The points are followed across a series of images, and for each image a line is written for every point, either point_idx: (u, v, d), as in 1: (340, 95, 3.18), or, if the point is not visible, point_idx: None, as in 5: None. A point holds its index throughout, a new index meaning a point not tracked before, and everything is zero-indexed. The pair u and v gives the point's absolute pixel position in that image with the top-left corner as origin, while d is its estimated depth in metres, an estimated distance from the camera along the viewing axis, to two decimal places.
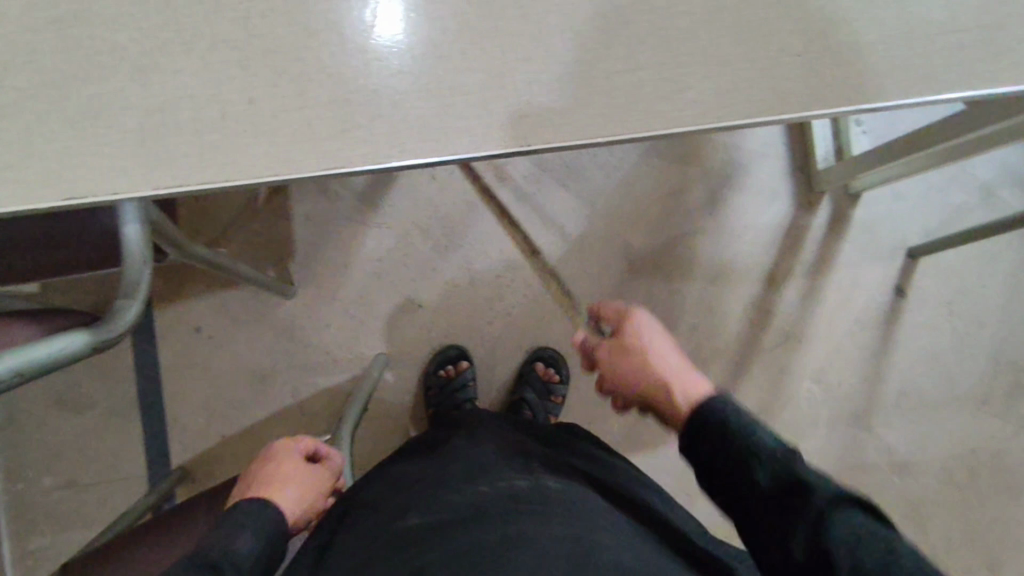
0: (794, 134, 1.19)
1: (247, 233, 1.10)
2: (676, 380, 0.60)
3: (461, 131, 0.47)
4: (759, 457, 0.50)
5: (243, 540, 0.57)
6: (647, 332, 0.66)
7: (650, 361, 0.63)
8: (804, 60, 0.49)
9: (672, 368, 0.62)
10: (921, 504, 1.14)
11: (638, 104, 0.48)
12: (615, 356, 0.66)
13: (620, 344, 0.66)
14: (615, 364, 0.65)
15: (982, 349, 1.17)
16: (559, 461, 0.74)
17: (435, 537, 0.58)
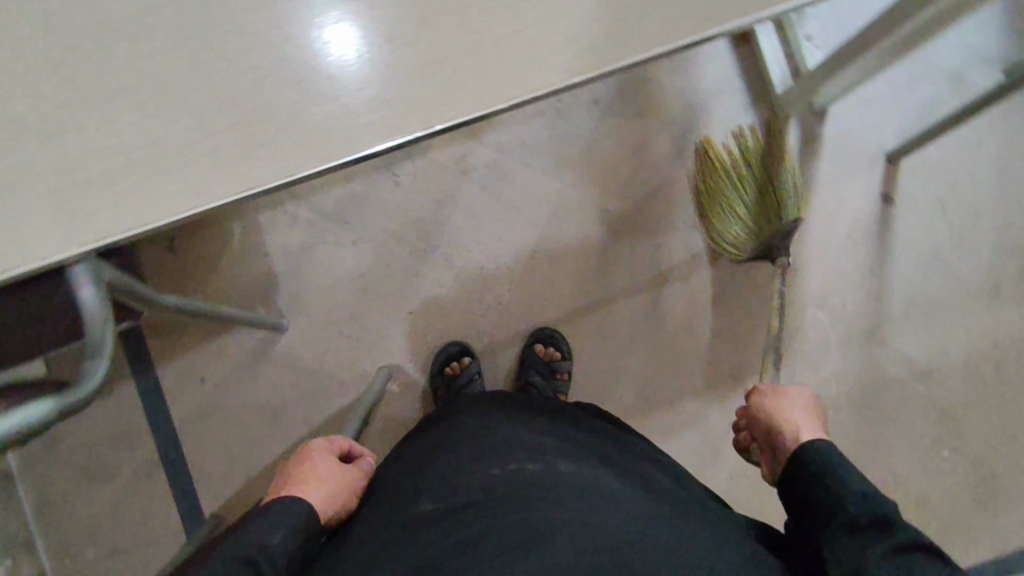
0: (747, 62, 1.16)
1: (228, 276, 1.10)
2: (806, 429, 0.65)
3: (365, 126, 0.47)
4: (853, 494, 0.54)
5: (279, 536, 0.55)
6: (804, 393, 0.72)
7: (796, 408, 0.69)
8: None
9: (806, 420, 0.66)
10: (950, 407, 1.12)
11: (532, 62, 0.48)
12: (769, 392, 0.72)
13: (778, 387, 0.73)
14: (763, 396, 0.72)
15: (984, 240, 1.14)
16: (565, 436, 0.73)
17: (455, 523, 0.55)
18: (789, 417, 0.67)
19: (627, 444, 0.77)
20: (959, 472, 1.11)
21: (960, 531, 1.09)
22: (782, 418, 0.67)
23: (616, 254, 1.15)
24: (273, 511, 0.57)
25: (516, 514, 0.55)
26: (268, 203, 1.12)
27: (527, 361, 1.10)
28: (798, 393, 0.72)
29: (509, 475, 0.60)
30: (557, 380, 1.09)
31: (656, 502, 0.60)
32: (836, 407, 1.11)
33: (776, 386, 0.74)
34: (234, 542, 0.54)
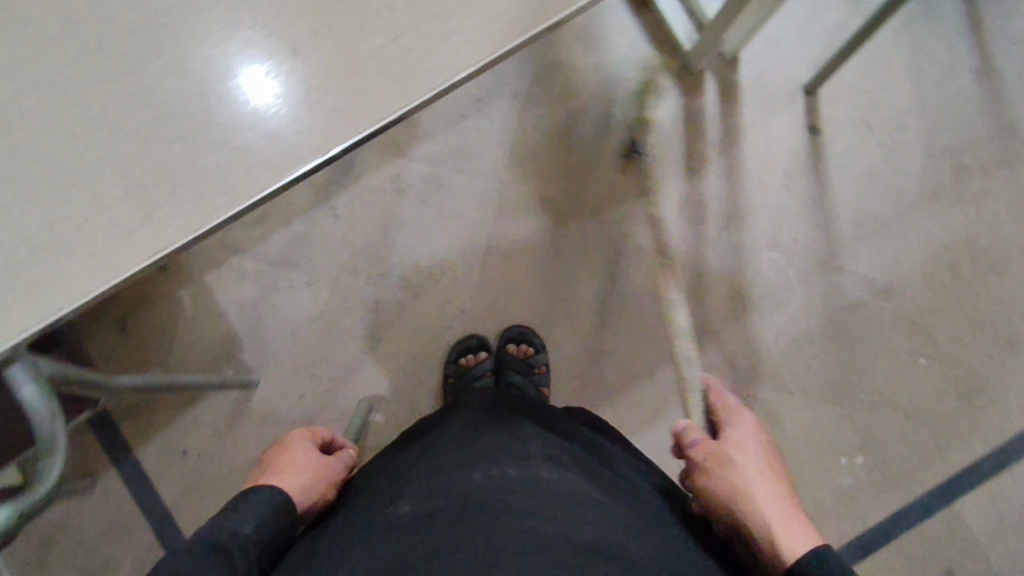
0: (652, 27, 1.18)
1: (187, 344, 1.09)
2: (782, 524, 0.54)
3: (261, 165, 0.47)
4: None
5: (252, 521, 0.55)
6: (753, 456, 0.61)
7: (756, 488, 0.57)
8: None
9: (778, 509, 0.55)
10: (918, 315, 1.14)
11: (413, 67, 0.49)
12: (716, 469, 0.60)
13: (724, 458, 0.61)
14: (713, 478, 0.60)
15: (912, 150, 1.17)
16: (544, 436, 0.71)
17: (431, 526, 0.54)
18: (757, 509, 0.55)
19: (613, 454, 0.75)
20: (939, 375, 1.13)
21: (952, 432, 1.12)
22: (748, 510, 0.55)
23: (568, 238, 1.14)
24: (249, 497, 0.57)
25: (501, 515, 0.54)
26: (213, 262, 1.11)
27: (500, 360, 1.09)
28: (747, 458, 0.60)
29: (495, 481, 0.59)
30: (536, 375, 1.09)
31: (629, 513, 0.59)
32: (809, 339, 1.13)
33: (718, 453, 0.62)
34: (207, 525, 0.54)
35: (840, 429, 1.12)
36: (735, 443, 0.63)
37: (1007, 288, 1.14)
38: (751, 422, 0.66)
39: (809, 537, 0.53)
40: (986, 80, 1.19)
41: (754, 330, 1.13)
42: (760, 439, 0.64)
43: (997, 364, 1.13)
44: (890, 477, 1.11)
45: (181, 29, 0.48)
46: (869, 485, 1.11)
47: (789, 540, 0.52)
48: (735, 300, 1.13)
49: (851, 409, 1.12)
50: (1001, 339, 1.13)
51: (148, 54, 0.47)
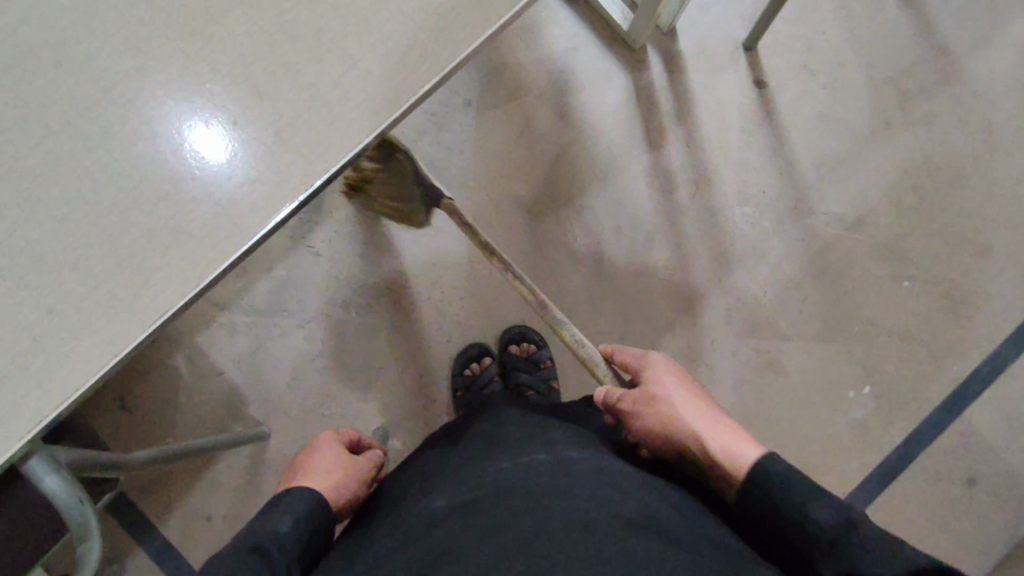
0: (587, 14, 1.20)
1: (192, 409, 1.08)
2: (713, 438, 0.58)
3: (248, 211, 0.48)
4: (820, 538, 0.48)
5: (289, 519, 0.56)
6: (672, 388, 0.66)
7: (684, 417, 0.62)
8: None
9: (708, 427, 0.60)
10: (893, 241, 1.17)
11: (378, 90, 0.50)
12: (647, 411, 0.65)
13: (650, 399, 0.65)
14: (647, 419, 0.64)
15: (856, 85, 1.21)
16: (570, 427, 0.71)
17: (468, 517, 0.54)
18: (690, 434, 0.60)
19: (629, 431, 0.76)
20: (924, 295, 1.16)
21: (947, 345, 1.15)
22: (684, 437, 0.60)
23: (547, 231, 1.15)
24: (290, 496, 0.59)
25: (538, 499, 0.54)
26: (201, 323, 1.10)
27: (507, 365, 1.12)
28: (668, 392, 0.65)
29: (525, 467, 0.60)
30: (543, 370, 1.12)
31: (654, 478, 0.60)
32: (797, 285, 1.16)
33: (643, 398, 0.66)
34: (247, 528, 0.55)
35: (843, 365, 1.15)
36: (654, 383, 0.67)
37: (971, 200, 1.18)
38: (660, 360, 0.71)
39: (740, 442, 0.57)
40: (911, 6, 1.23)
41: (743, 286, 1.16)
42: (673, 371, 0.69)
43: (976, 274, 1.17)
44: (899, 400, 1.14)
45: (140, 95, 0.48)
46: (880, 412, 1.14)
47: (724, 451, 0.57)
48: (718, 260, 1.16)
49: (849, 342, 1.15)
50: (974, 248, 1.17)
51: (113, 126, 0.47)
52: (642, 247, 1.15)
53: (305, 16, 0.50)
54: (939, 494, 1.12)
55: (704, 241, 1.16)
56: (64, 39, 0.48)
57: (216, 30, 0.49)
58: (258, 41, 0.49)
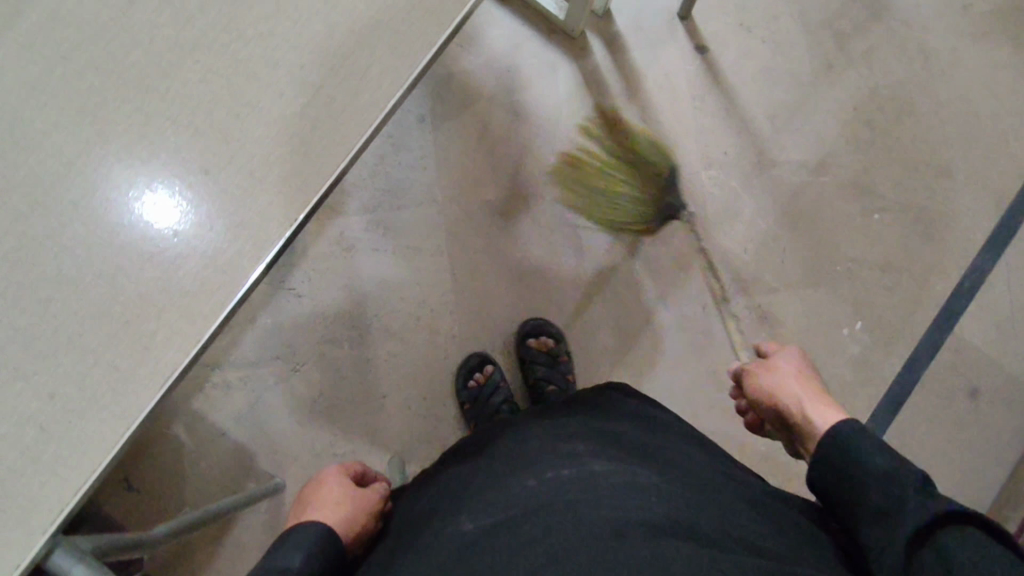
0: (522, 10, 1.21)
1: (200, 475, 1.06)
2: (812, 401, 0.62)
3: (236, 256, 0.47)
4: (867, 477, 0.51)
5: (300, 554, 0.56)
6: (794, 361, 0.68)
7: (793, 381, 0.65)
8: None
9: (809, 392, 0.63)
10: (857, 178, 1.20)
11: (343, 113, 0.49)
12: (761, 377, 0.68)
13: (769, 364, 0.69)
14: (757, 378, 0.68)
15: (792, 34, 1.24)
16: (592, 427, 0.72)
17: (508, 532, 0.55)
18: (791, 394, 0.64)
19: (657, 420, 0.75)
20: (896, 223, 1.19)
21: (927, 268, 1.18)
22: (782, 396, 0.64)
23: (524, 230, 1.15)
24: (294, 532, 0.58)
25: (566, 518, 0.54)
26: (194, 388, 1.07)
27: (524, 357, 1.10)
28: (788, 363, 0.68)
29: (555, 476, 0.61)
30: (562, 364, 1.11)
31: (684, 485, 0.60)
32: (774, 237, 1.18)
33: (765, 363, 0.70)
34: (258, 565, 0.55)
35: (833, 305, 1.17)
36: (780, 355, 0.70)
37: (922, 124, 1.22)
38: (793, 345, 0.71)
39: (838, 410, 0.60)
40: None
41: (723, 248, 1.17)
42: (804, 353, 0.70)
43: (941, 194, 1.20)
44: (892, 330, 1.17)
45: (105, 161, 0.47)
46: (877, 344, 1.17)
47: (818, 411, 0.60)
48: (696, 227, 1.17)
49: (835, 283, 1.18)
50: (934, 170, 1.21)
51: (82, 198, 0.46)
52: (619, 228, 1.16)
53: (257, 52, 0.49)
54: (947, 412, 1.15)
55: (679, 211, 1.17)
56: (15, 119, 0.46)
57: (169, 83, 0.48)
58: (214, 86, 0.48)
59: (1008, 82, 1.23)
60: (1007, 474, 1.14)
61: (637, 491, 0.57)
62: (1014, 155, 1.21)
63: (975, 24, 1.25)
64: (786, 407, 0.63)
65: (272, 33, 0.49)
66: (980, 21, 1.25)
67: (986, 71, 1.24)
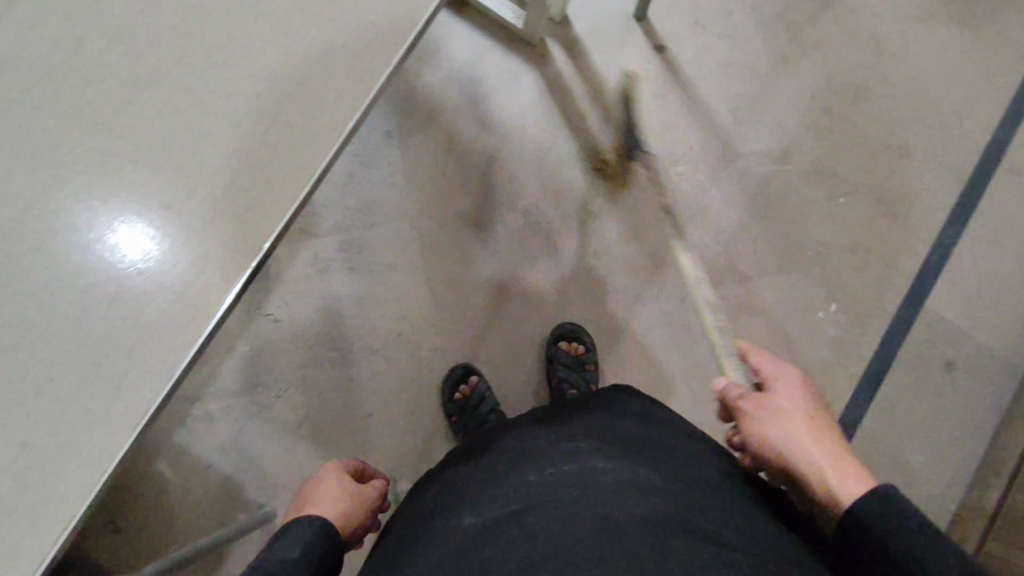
0: (479, 21, 1.21)
1: (188, 510, 1.04)
2: (835, 467, 0.56)
3: (204, 290, 0.46)
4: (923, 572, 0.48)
5: (298, 546, 0.59)
6: (803, 402, 0.62)
7: (807, 434, 0.59)
8: None
9: (830, 454, 0.57)
10: (820, 164, 1.23)
11: (303, 139, 0.49)
12: (764, 420, 0.61)
13: (772, 406, 0.62)
14: (761, 424, 0.61)
15: (747, 29, 1.26)
16: (579, 429, 0.72)
17: (500, 538, 0.55)
18: (808, 454, 0.58)
19: (645, 415, 0.76)
20: (861, 205, 1.22)
21: (894, 248, 1.21)
22: (796, 456, 0.58)
23: (498, 238, 1.16)
24: (296, 524, 0.61)
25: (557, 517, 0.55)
26: (176, 422, 1.06)
27: (552, 357, 1.10)
28: (796, 404, 0.61)
29: (544, 479, 0.62)
30: (587, 372, 1.11)
31: (672, 481, 0.60)
32: (743, 227, 1.20)
33: (765, 402, 0.63)
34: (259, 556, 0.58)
35: (806, 290, 1.19)
36: (781, 391, 0.63)
37: (878, 108, 1.25)
38: (794, 374, 0.65)
39: (860, 477, 0.55)
40: None
41: (697, 241, 1.19)
42: (807, 385, 0.64)
43: (901, 174, 1.23)
44: (865, 310, 1.20)
45: (63, 203, 0.46)
46: (851, 325, 1.19)
47: (844, 483, 0.55)
48: (668, 223, 1.19)
49: (806, 269, 1.20)
50: (893, 152, 1.24)
51: (43, 242, 0.45)
52: (592, 230, 1.17)
53: (211, 84, 0.49)
54: (925, 387, 1.17)
55: (649, 209, 1.18)
56: None
57: (124, 121, 0.48)
58: (170, 122, 0.48)
59: (957, 62, 1.27)
60: (986, 443, 1.16)
61: (627, 488, 0.58)
62: (969, 132, 1.25)
63: (921, 8, 1.29)
64: (797, 465, 0.58)
65: (226, 65, 0.49)
66: (925, 5, 1.29)
67: (935, 52, 1.27)
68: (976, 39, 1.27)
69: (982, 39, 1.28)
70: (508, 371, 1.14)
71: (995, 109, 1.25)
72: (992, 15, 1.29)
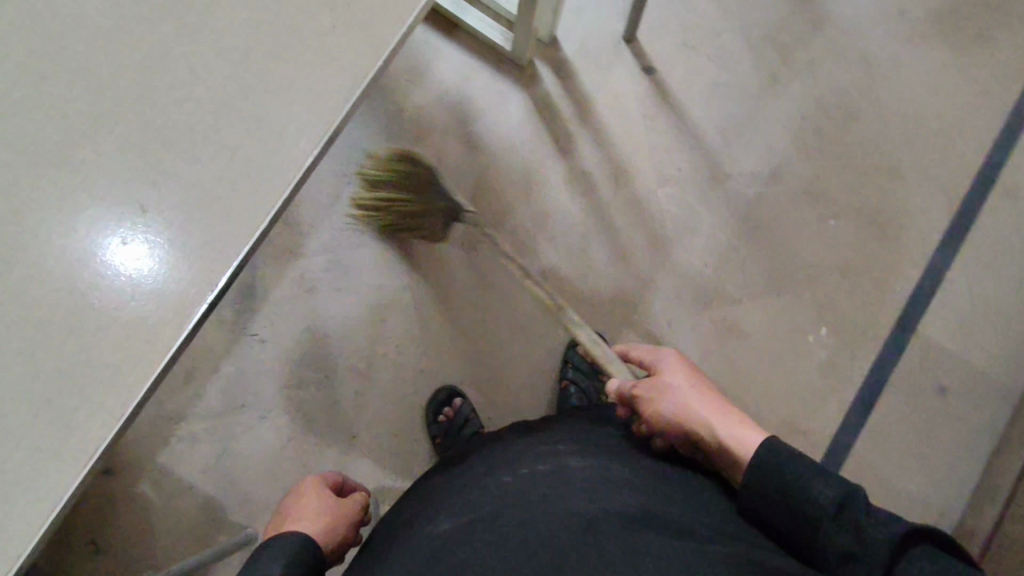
0: (467, 42, 1.21)
1: (170, 532, 1.04)
2: (728, 423, 0.69)
3: (158, 325, 0.46)
4: (825, 516, 0.56)
5: (280, 564, 0.59)
6: (688, 379, 0.76)
7: (697, 405, 0.72)
8: (342, 27, 0.52)
9: (715, 411, 0.70)
10: (811, 185, 1.22)
11: (263, 172, 0.50)
12: (663, 400, 0.73)
13: (667, 389, 0.75)
14: (658, 402, 0.74)
15: (737, 50, 1.26)
16: (548, 450, 0.72)
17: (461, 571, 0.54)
18: (706, 419, 0.70)
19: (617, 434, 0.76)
20: (852, 227, 1.21)
21: (885, 270, 1.20)
22: (696, 421, 0.70)
23: (484, 259, 1.16)
24: (279, 540, 0.61)
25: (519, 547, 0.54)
26: (159, 442, 1.05)
27: (567, 358, 1.14)
28: (684, 382, 0.75)
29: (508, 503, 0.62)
30: (599, 382, 1.13)
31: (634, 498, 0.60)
32: (732, 249, 1.19)
33: (658, 387, 0.75)
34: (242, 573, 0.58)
35: (797, 313, 1.18)
36: (669, 376, 0.77)
37: (869, 129, 1.24)
38: (674, 358, 0.80)
39: (749, 427, 0.68)
40: None
41: (684, 263, 1.18)
42: (688, 368, 0.79)
43: (892, 196, 1.22)
44: (856, 333, 1.18)
45: (19, 237, 0.46)
46: (841, 348, 1.18)
47: (739, 434, 0.67)
48: (656, 245, 1.18)
49: (796, 291, 1.19)
50: (884, 173, 1.23)
51: None
52: (579, 251, 1.17)
53: (173, 119, 0.49)
54: (916, 412, 1.16)
55: (636, 230, 1.18)
56: None
57: (84, 156, 0.48)
58: (132, 157, 0.48)
59: (950, 82, 1.26)
60: (981, 469, 1.15)
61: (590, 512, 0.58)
62: (962, 154, 1.24)
63: (914, 28, 1.28)
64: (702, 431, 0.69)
65: (186, 99, 0.50)
66: (918, 25, 1.28)
67: (928, 72, 1.26)
68: (970, 59, 1.26)
69: (976, 59, 1.26)
70: (494, 392, 1.14)
71: (988, 131, 1.24)
72: (986, 34, 1.27)
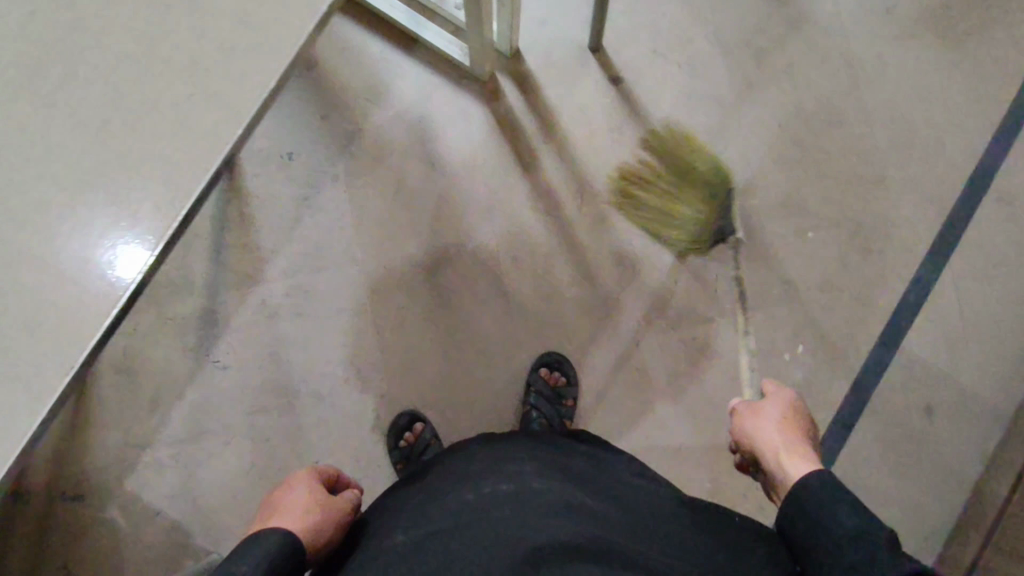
0: (424, 57, 1.19)
1: (138, 555, 1.06)
2: (791, 455, 0.64)
3: (27, 396, 0.50)
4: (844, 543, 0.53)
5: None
6: (785, 409, 0.71)
7: (773, 431, 0.68)
8: (199, 93, 0.55)
9: (786, 439, 0.66)
10: (789, 197, 1.17)
11: (126, 242, 0.53)
12: (745, 419, 0.71)
13: (754, 410, 0.71)
14: (741, 417, 0.72)
15: (710, 57, 1.20)
16: (465, 467, 0.71)
17: None
18: (773, 443, 0.66)
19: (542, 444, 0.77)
20: (831, 240, 1.16)
21: (868, 285, 1.15)
22: (760, 444, 0.67)
23: (446, 281, 1.14)
24: (259, 545, 0.54)
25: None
26: (126, 467, 1.07)
27: (530, 382, 1.10)
28: (776, 409, 0.71)
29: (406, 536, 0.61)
30: (563, 406, 1.10)
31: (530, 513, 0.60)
32: (704, 266, 1.15)
33: (750, 407, 0.72)
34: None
35: (771, 331, 1.14)
36: (767, 401, 0.72)
37: (851, 136, 1.18)
38: (786, 388, 0.74)
39: (812, 466, 0.62)
40: None
41: (654, 281, 1.15)
42: (796, 402, 0.72)
43: (876, 206, 1.16)
44: (835, 351, 1.13)
45: None
46: (819, 367, 1.13)
47: (795, 466, 0.63)
48: (624, 263, 1.15)
49: (770, 308, 1.14)
50: (867, 183, 1.17)
51: None
52: (543, 271, 1.14)
53: (40, 198, 0.53)
54: (898, 434, 1.11)
55: (602, 249, 1.15)
56: None
57: None
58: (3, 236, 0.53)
59: (940, 83, 1.18)
60: (966, 495, 1.09)
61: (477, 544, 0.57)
62: (952, 160, 1.17)
63: (903, 26, 1.20)
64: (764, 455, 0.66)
65: (48, 173, 0.54)
66: (907, 22, 1.20)
67: (917, 74, 1.19)
68: (963, 57, 1.19)
69: (969, 57, 1.19)
70: (458, 416, 1.12)
71: (982, 135, 1.17)
72: (980, 30, 1.19)
